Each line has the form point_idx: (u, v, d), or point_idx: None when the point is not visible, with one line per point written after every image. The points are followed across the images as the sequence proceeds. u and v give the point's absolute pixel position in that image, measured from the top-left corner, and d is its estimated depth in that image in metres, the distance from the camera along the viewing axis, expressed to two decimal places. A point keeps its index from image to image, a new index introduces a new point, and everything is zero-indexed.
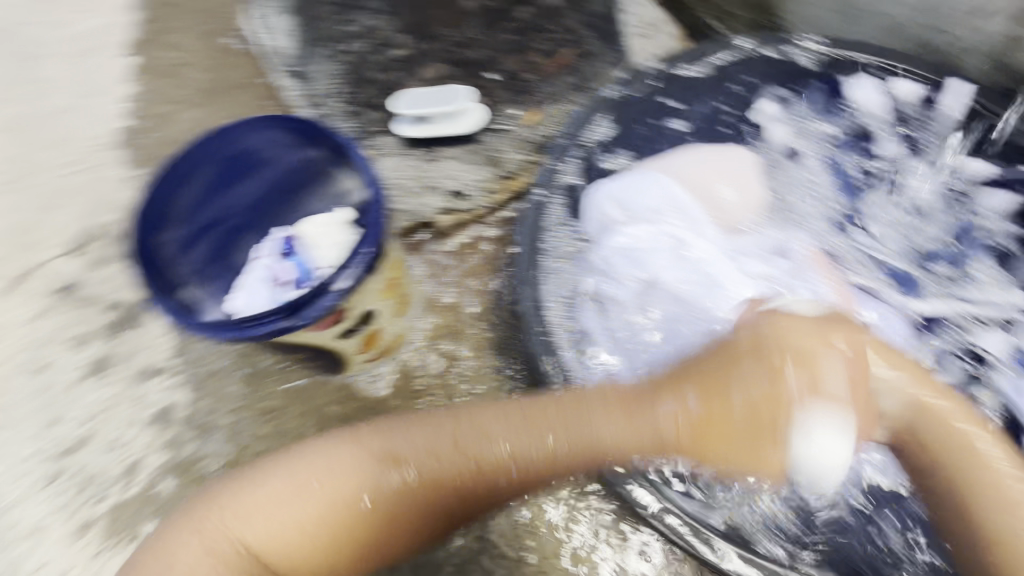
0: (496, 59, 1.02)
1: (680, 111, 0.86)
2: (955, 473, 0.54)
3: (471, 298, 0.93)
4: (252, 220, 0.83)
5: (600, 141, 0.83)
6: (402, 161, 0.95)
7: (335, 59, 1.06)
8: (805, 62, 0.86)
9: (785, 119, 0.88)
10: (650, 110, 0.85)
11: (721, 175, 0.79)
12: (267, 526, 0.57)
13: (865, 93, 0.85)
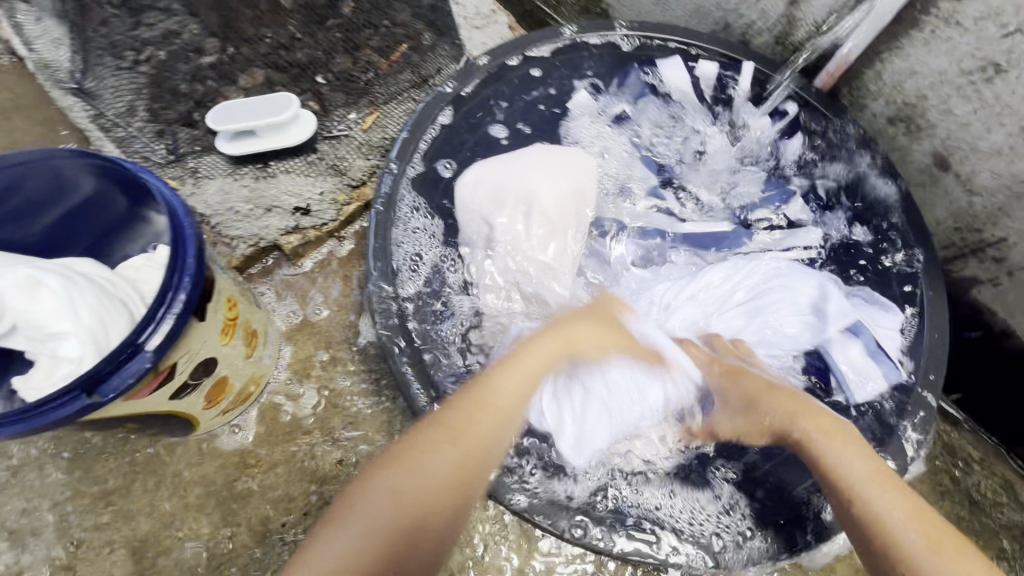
0: (325, 60, 0.94)
1: (512, 102, 0.87)
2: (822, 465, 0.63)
3: (336, 322, 0.86)
4: (50, 249, 0.69)
5: (433, 142, 0.81)
6: (232, 182, 0.85)
7: (129, 70, 0.91)
8: (627, 46, 0.90)
9: (603, 108, 0.93)
10: (482, 103, 0.85)
11: (563, 174, 0.86)
12: None
13: (671, 73, 0.90)
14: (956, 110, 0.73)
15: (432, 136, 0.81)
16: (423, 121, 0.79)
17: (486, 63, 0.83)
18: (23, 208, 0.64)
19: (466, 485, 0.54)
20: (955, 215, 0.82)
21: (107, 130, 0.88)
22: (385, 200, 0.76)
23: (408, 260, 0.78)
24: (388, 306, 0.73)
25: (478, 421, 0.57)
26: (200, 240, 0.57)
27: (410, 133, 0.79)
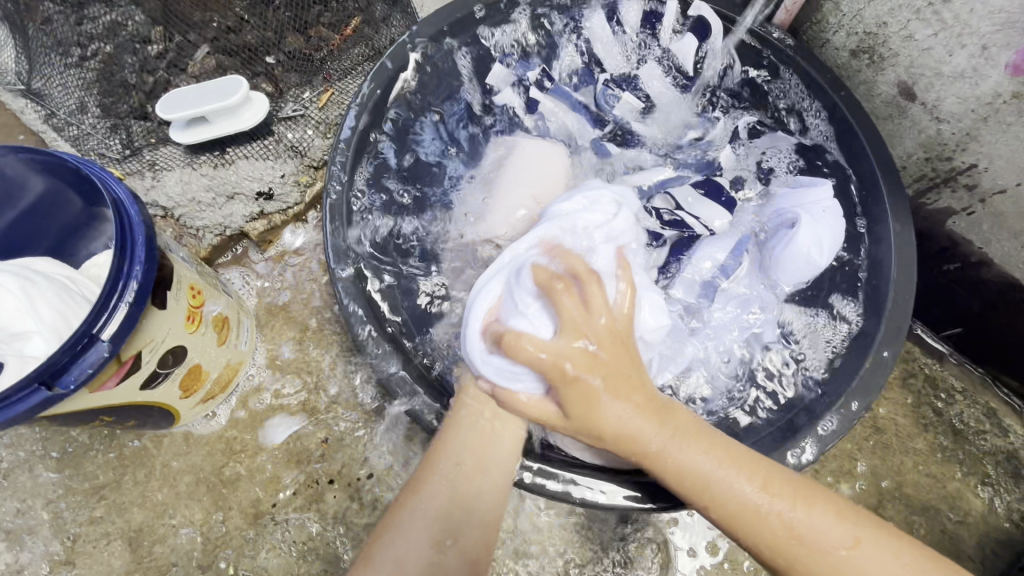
0: (275, 40, 0.92)
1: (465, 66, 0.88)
2: (756, 528, 0.54)
3: (311, 302, 0.87)
4: (7, 251, 0.67)
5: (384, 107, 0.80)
6: (191, 171, 0.84)
7: (77, 67, 0.89)
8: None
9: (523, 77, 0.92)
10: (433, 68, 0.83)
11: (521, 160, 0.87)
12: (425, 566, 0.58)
13: (592, 24, 0.91)
14: (918, 35, 0.71)
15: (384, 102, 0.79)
16: (372, 93, 0.77)
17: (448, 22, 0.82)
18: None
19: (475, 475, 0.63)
20: (924, 144, 0.81)
21: (61, 131, 0.87)
22: (336, 188, 0.74)
23: (368, 224, 0.79)
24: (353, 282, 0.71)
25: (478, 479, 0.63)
26: (150, 228, 0.56)
27: (362, 107, 0.76)
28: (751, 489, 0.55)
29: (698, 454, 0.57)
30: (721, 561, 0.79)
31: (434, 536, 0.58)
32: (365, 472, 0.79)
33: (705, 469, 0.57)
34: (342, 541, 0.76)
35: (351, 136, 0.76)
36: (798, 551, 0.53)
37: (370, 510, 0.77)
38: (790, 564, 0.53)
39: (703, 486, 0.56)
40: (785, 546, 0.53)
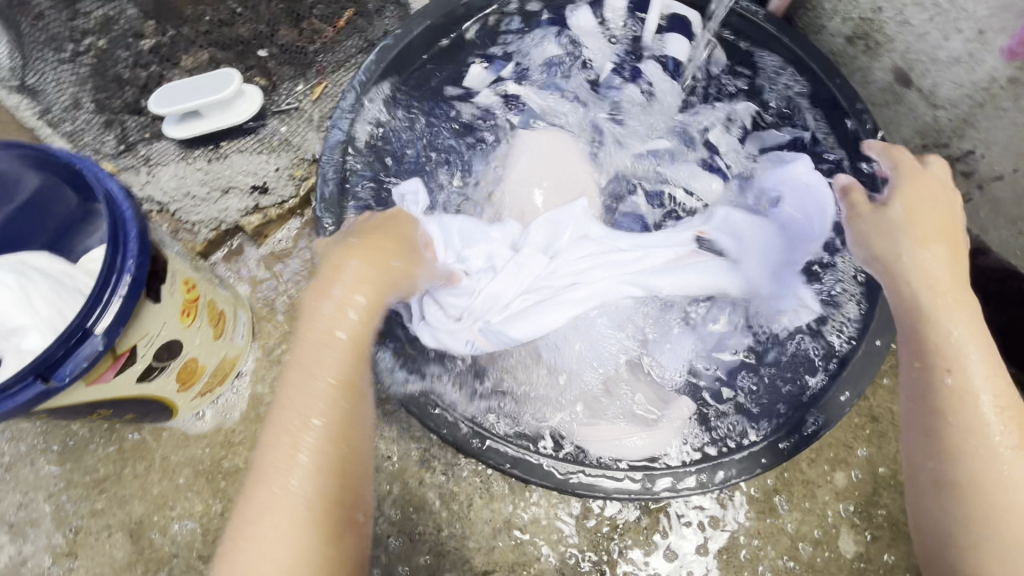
0: (268, 33, 0.92)
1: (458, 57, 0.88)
2: (972, 426, 0.52)
3: (307, 296, 0.87)
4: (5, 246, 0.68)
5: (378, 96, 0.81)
6: (185, 166, 0.84)
7: (71, 62, 0.89)
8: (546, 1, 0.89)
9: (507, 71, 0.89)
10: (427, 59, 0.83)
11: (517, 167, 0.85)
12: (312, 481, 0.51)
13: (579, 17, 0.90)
14: (913, 20, 0.70)
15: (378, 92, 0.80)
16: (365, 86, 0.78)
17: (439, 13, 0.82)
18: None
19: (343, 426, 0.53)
20: (921, 132, 0.80)
21: (56, 126, 0.87)
22: (330, 186, 0.74)
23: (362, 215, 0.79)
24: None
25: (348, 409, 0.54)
26: (142, 221, 0.57)
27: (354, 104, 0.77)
28: (948, 382, 0.53)
29: (978, 360, 0.53)
30: (717, 548, 0.80)
31: (313, 450, 0.51)
32: None
33: (969, 365, 0.53)
34: None
35: (344, 133, 0.76)
36: (980, 448, 0.51)
37: None
38: (986, 468, 0.51)
39: (942, 350, 0.54)
40: (978, 429, 0.52)
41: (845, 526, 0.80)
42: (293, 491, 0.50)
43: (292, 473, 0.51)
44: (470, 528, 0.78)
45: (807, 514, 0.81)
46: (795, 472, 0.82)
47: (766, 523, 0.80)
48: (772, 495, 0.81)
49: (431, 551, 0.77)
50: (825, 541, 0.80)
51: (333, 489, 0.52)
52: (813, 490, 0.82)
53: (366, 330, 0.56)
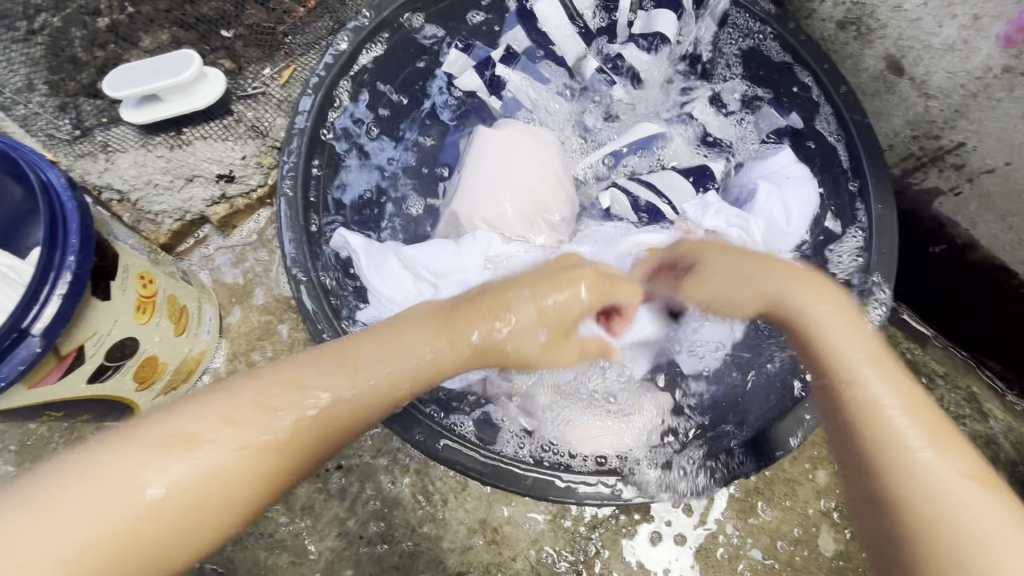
0: (234, 12, 0.87)
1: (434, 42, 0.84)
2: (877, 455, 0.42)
3: (277, 289, 0.84)
4: None
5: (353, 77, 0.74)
6: (146, 153, 0.80)
7: (23, 42, 0.84)
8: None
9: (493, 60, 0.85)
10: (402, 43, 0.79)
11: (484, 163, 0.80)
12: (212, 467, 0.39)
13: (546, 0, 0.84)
14: (907, 4, 0.67)
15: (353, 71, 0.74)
16: (334, 68, 0.71)
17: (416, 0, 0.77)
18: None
19: (291, 448, 0.42)
20: (912, 122, 0.77)
21: (7, 109, 0.83)
22: (292, 175, 0.68)
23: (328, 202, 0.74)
24: (314, 276, 0.67)
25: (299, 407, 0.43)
26: (86, 214, 0.53)
27: (320, 85, 0.70)
28: (858, 358, 0.47)
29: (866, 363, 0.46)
30: (695, 548, 0.78)
31: (207, 449, 0.40)
32: (333, 462, 0.77)
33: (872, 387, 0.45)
34: (310, 533, 0.75)
35: (308, 118, 0.70)
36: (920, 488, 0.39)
37: (339, 501, 0.76)
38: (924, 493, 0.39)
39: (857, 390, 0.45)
40: (901, 468, 0.40)
41: (825, 525, 0.79)
42: (163, 477, 0.38)
43: (188, 460, 0.39)
44: (444, 529, 0.76)
45: (787, 513, 0.80)
46: (776, 470, 0.81)
47: (746, 522, 0.79)
48: (752, 494, 0.80)
49: (403, 552, 0.75)
50: (804, 540, 0.79)
51: (213, 489, 0.39)
52: (794, 489, 0.80)
53: (451, 368, 0.51)
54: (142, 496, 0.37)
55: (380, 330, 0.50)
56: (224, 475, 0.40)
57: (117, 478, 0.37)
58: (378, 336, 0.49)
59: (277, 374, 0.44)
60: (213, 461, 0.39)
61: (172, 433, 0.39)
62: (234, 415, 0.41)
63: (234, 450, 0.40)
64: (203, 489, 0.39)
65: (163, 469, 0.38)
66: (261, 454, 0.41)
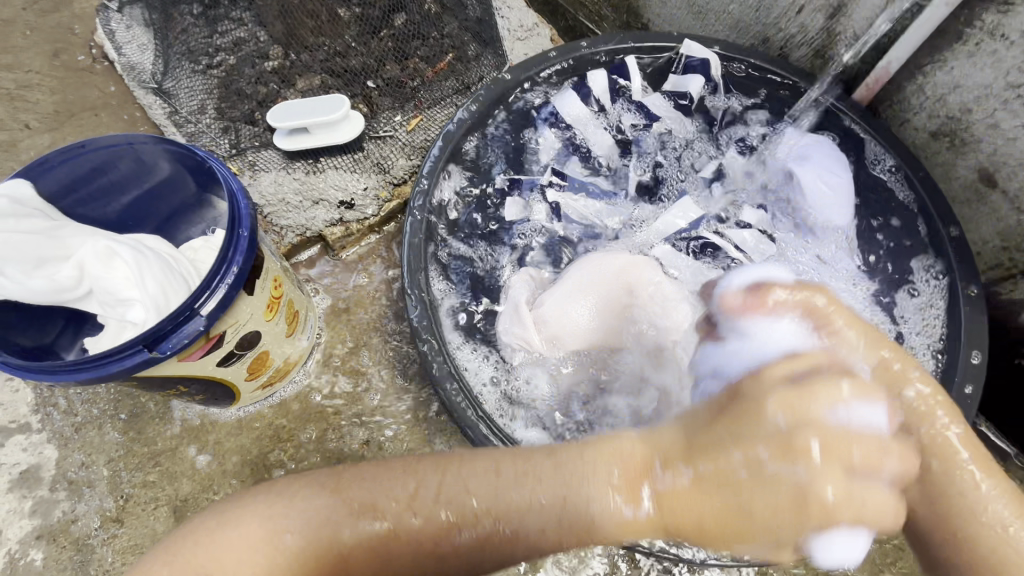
0: (376, 67, 1.01)
1: (514, 112, 0.94)
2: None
3: (372, 309, 0.91)
4: (124, 228, 0.75)
5: (457, 160, 0.89)
6: (285, 175, 0.92)
7: (203, 73, 1.01)
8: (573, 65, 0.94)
9: (544, 171, 0.95)
10: (485, 121, 0.90)
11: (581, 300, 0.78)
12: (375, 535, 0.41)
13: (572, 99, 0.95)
14: (1005, 124, 0.71)
15: (458, 158, 0.89)
16: (443, 153, 0.85)
17: (510, 84, 0.91)
18: (102, 189, 0.71)
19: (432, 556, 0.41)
20: (1004, 233, 0.79)
21: (181, 126, 0.98)
22: (411, 230, 0.81)
23: (439, 263, 0.86)
24: (423, 295, 0.78)
25: (409, 493, 0.42)
26: (254, 219, 0.62)
27: (432, 172, 0.84)
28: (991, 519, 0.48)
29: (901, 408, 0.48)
30: None
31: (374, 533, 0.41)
32: None
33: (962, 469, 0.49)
34: None
35: (424, 199, 0.83)
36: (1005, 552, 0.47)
37: None
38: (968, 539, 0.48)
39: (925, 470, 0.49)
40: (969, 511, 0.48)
41: None
42: (326, 519, 0.41)
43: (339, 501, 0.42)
44: None
45: None
46: None
47: None
48: None
49: None
50: None
51: (376, 551, 0.41)
52: None
53: (422, 535, 0.41)
54: (338, 529, 0.41)
55: (371, 488, 0.42)
56: (371, 518, 0.41)
57: (299, 504, 0.42)
58: (371, 512, 0.42)
59: (382, 481, 0.43)
60: (361, 510, 0.42)
61: (361, 497, 0.42)
62: (370, 491, 0.42)
63: (380, 497, 0.42)
64: (367, 551, 0.41)
65: (324, 506, 0.41)
66: (374, 551, 0.41)
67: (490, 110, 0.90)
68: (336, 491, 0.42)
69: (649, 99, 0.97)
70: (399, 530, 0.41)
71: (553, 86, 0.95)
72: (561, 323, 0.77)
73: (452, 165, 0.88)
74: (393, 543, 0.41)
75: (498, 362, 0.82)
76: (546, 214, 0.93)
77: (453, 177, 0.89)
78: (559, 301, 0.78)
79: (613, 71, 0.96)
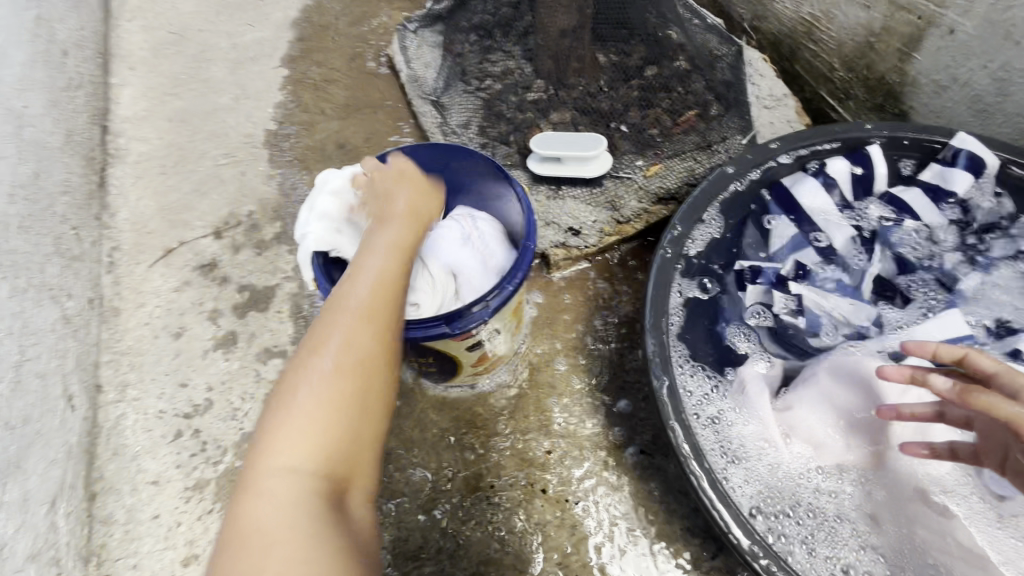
0: (623, 112, 1.09)
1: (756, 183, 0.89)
2: None
3: (575, 329, 0.98)
4: None
5: (702, 224, 0.85)
6: (529, 194, 1.02)
7: (473, 93, 1.17)
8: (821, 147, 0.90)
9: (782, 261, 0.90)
10: (727, 188, 0.87)
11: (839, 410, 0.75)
12: (321, 402, 0.52)
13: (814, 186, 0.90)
14: None
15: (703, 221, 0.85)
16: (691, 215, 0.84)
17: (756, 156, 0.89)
18: None
19: (364, 407, 0.54)
20: None
21: (448, 135, 1.15)
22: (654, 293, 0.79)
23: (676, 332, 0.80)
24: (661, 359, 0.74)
25: (336, 348, 0.54)
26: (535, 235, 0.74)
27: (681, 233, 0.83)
28: None
29: None
30: None
31: (313, 413, 0.52)
32: (575, 496, 0.85)
33: None
34: (540, 547, 0.82)
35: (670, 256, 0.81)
36: None
37: (569, 531, 0.83)
38: None
39: None
40: None
41: None
42: (297, 399, 0.52)
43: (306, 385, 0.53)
44: None
45: None
46: None
47: None
48: None
49: None
50: None
51: (330, 412, 0.52)
52: None
53: (335, 392, 0.53)
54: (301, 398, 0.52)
55: (325, 368, 0.53)
56: (320, 384, 0.52)
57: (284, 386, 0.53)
58: (313, 368, 0.53)
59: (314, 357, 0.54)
60: (316, 383, 0.52)
61: (281, 397, 0.52)
62: (330, 349, 0.54)
63: (309, 390, 0.52)
64: (325, 413, 0.52)
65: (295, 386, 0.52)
66: (326, 410, 0.52)
67: (734, 178, 0.87)
68: (319, 350, 0.54)
69: (900, 192, 0.92)
70: (324, 411, 0.52)
71: (788, 171, 0.90)
72: (815, 421, 0.76)
73: (696, 228, 0.84)
74: (333, 400, 0.52)
75: (723, 449, 0.75)
76: (790, 308, 0.87)
77: (693, 241, 0.84)
78: (811, 401, 0.77)
79: (854, 160, 0.90)
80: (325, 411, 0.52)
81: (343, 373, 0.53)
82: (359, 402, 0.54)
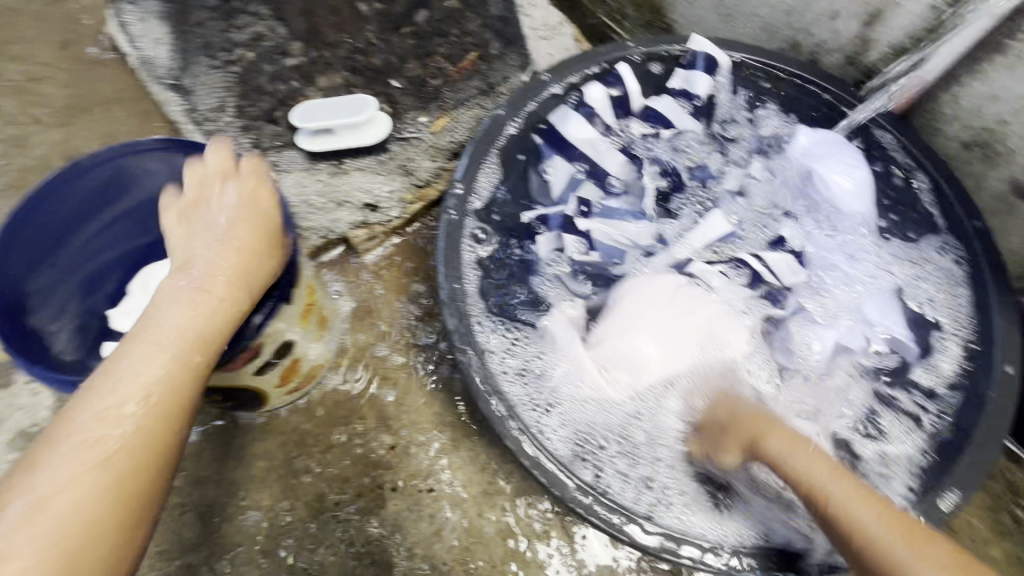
0: (398, 65, 0.99)
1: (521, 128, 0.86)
2: None
3: (396, 311, 0.91)
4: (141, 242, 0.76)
5: (479, 182, 0.82)
6: (308, 176, 0.90)
7: (220, 68, 0.98)
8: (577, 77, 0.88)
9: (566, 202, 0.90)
10: (497, 138, 0.83)
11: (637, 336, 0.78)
12: (69, 487, 0.48)
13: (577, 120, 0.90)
14: None
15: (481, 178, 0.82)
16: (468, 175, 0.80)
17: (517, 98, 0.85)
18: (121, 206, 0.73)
19: (116, 485, 0.50)
20: None
21: (201, 124, 0.97)
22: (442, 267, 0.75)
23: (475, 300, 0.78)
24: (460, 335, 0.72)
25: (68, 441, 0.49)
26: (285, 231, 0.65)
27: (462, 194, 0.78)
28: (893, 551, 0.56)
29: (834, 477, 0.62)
30: None
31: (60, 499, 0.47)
32: (427, 484, 0.81)
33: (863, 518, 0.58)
34: (400, 548, 0.77)
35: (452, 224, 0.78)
36: None
37: (428, 522, 0.79)
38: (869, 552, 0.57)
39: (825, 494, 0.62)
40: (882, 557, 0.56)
41: None
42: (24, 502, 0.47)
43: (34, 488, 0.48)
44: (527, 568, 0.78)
45: None
46: None
47: None
48: None
49: None
50: None
51: (72, 510, 0.47)
52: None
53: (74, 481, 0.48)
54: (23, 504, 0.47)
55: (63, 453, 0.49)
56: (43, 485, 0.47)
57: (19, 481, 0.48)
58: (40, 462, 0.49)
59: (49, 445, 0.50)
60: (46, 475, 0.48)
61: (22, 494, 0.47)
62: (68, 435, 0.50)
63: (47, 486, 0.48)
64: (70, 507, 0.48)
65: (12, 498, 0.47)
66: (70, 502, 0.48)
67: (500, 127, 0.84)
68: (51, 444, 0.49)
69: (657, 108, 0.94)
70: (70, 498, 0.48)
71: (552, 107, 0.88)
72: (620, 350, 0.78)
73: (473, 188, 0.80)
74: (78, 485, 0.48)
75: (537, 399, 0.77)
76: (583, 249, 0.89)
77: (474, 200, 0.81)
78: (611, 331, 0.80)
79: (610, 84, 0.90)
80: (71, 503, 0.48)
81: (85, 462, 0.49)
82: (116, 487, 0.50)
